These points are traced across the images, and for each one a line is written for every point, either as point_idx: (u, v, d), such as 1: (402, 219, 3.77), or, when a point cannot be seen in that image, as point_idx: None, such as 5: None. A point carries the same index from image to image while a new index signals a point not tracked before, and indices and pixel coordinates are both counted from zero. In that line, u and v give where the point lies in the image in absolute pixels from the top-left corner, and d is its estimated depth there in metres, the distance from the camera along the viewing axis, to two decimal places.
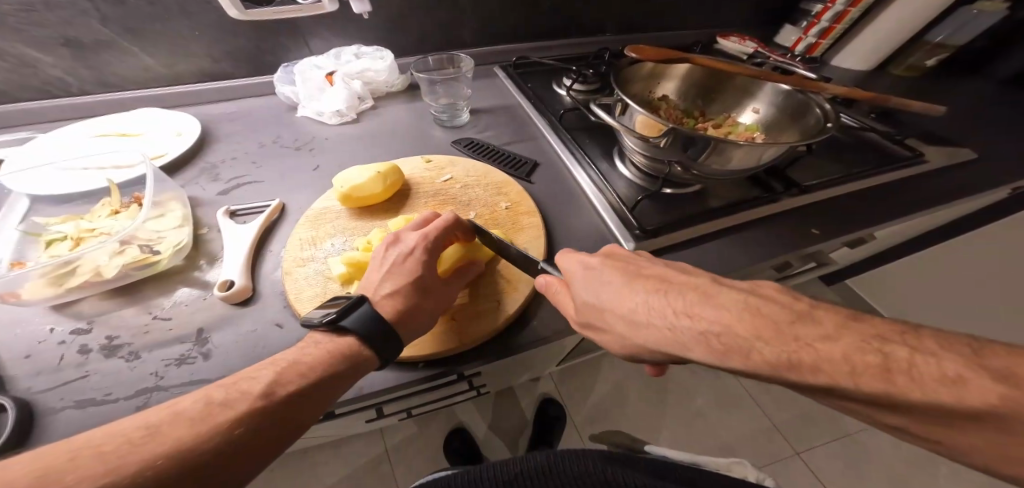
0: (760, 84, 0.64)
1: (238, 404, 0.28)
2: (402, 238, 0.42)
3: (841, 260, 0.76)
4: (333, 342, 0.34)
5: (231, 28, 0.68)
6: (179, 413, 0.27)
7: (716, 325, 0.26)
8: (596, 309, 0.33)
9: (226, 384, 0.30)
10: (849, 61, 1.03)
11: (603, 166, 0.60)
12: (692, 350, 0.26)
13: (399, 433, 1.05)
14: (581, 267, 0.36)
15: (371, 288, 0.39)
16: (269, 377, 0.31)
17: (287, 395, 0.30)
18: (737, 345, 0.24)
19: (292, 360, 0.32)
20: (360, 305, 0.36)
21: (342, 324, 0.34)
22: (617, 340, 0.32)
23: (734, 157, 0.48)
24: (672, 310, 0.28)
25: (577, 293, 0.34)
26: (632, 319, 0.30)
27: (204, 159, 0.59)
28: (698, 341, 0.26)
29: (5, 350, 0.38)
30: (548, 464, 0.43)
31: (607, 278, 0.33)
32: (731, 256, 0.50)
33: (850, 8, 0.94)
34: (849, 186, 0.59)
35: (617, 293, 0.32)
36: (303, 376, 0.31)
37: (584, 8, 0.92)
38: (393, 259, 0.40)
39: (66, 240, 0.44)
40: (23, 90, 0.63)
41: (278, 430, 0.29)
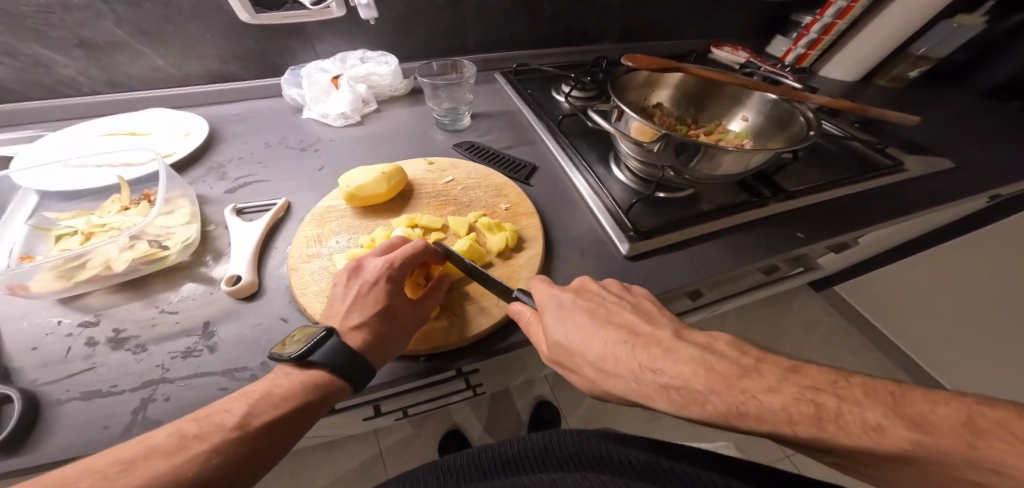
0: (749, 93, 0.66)
1: (212, 437, 0.28)
2: (365, 265, 0.41)
3: (829, 265, 0.78)
4: (304, 373, 0.34)
5: (241, 31, 0.69)
6: (152, 447, 0.27)
7: (676, 379, 0.30)
8: (574, 347, 0.35)
9: (198, 417, 0.30)
10: (836, 71, 1.08)
11: (599, 170, 0.62)
12: (656, 401, 0.30)
13: (394, 434, 1.05)
14: (554, 301, 0.38)
15: (337, 320, 0.38)
16: (243, 410, 0.31)
17: (257, 425, 0.30)
18: (695, 398, 0.28)
19: (265, 391, 0.32)
20: (328, 338, 0.36)
21: (311, 359, 0.34)
22: (584, 377, 0.35)
23: (723, 163, 0.51)
24: (637, 363, 0.33)
25: (550, 332, 0.36)
26: (602, 367, 0.34)
27: (211, 159, 0.60)
28: (662, 393, 0.30)
29: (13, 342, 0.39)
30: (544, 444, 0.43)
31: (589, 327, 0.36)
32: (722, 258, 0.52)
33: (837, 20, 0.99)
34: (833, 192, 0.62)
35: (591, 344, 0.35)
36: (278, 406, 0.32)
37: (584, 16, 0.95)
38: (355, 291, 0.40)
39: (76, 235, 0.45)
40: (33, 89, 0.64)
41: (253, 460, 0.30)
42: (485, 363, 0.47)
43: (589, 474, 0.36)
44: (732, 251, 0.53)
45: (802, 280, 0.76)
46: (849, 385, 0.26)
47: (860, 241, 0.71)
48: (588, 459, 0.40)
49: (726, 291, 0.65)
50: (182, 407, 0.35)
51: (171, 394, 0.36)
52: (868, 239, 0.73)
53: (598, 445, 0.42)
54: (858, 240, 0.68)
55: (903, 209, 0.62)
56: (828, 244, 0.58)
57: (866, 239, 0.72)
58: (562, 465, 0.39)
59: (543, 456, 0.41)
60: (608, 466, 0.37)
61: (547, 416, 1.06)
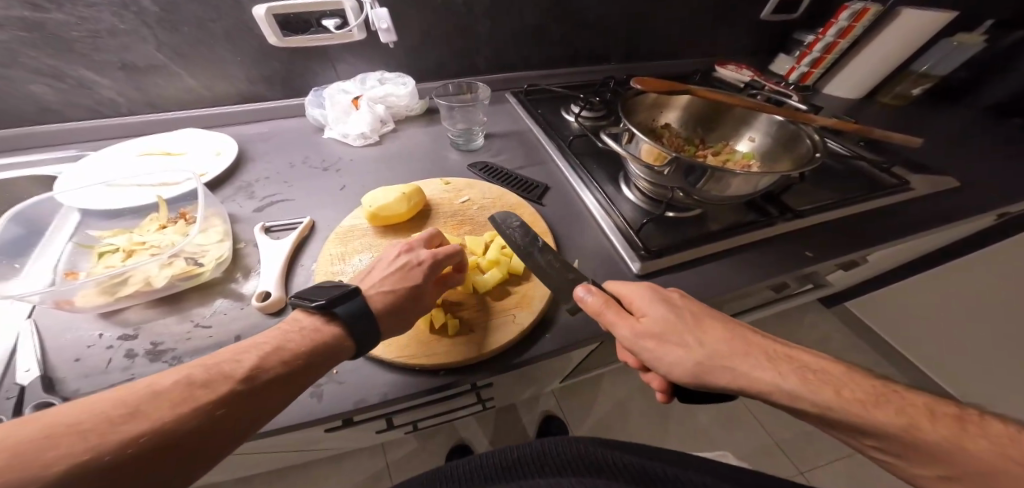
0: (756, 115, 0.68)
1: (221, 386, 0.28)
2: (415, 249, 0.45)
3: (838, 282, 0.79)
4: (315, 331, 0.35)
5: (269, 54, 0.74)
6: (158, 391, 0.26)
7: (787, 368, 0.34)
8: (678, 326, 0.37)
9: (206, 365, 0.29)
10: (840, 89, 1.10)
11: (609, 189, 0.64)
12: (782, 384, 0.32)
13: (401, 448, 1.05)
14: (661, 301, 0.39)
15: (369, 284, 0.41)
16: (253, 361, 0.30)
17: (264, 374, 0.30)
18: (807, 381, 0.33)
19: (276, 345, 0.32)
20: (353, 295, 0.37)
21: (334, 310, 0.36)
22: (683, 359, 0.35)
23: (732, 184, 0.52)
24: (753, 353, 0.35)
25: (663, 324, 0.37)
26: (720, 355, 0.35)
27: (240, 178, 0.63)
28: (788, 376, 0.33)
29: (55, 354, 0.39)
30: (543, 451, 0.43)
31: (682, 314, 0.38)
32: (732, 277, 0.53)
33: (839, 39, 1.02)
34: (840, 211, 0.63)
35: (688, 326, 0.37)
36: (286, 361, 0.32)
37: (591, 39, 0.98)
38: (401, 265, 0.43)
39: (118, 252, 0.48)
40: (76, 110, 0.69)
41: (261, 408, 0.29)
42: (501, 376, 0.48)
43: (587, 477, 0.36)
44: (740, 269, 0.54)
45: (811, 297, 0.76)
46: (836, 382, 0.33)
47: (868, 259, 0.71)
48: (584, 462, 0.40)
49: (733, 309, 0.66)
50: None
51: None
52: (876, 257, 0.73)
53: (595, 450, 0.42)
54: (867, 257, 0.69)
55: (910, 228, 0.63)
56: (837, 262, 0.59)
57: (875, 256, 0.72)
58: (561, 470, 0.39)
59: (543, 461, 0.40)
60: (605, 470, 0.37)
61: (554, 430, 1.06)
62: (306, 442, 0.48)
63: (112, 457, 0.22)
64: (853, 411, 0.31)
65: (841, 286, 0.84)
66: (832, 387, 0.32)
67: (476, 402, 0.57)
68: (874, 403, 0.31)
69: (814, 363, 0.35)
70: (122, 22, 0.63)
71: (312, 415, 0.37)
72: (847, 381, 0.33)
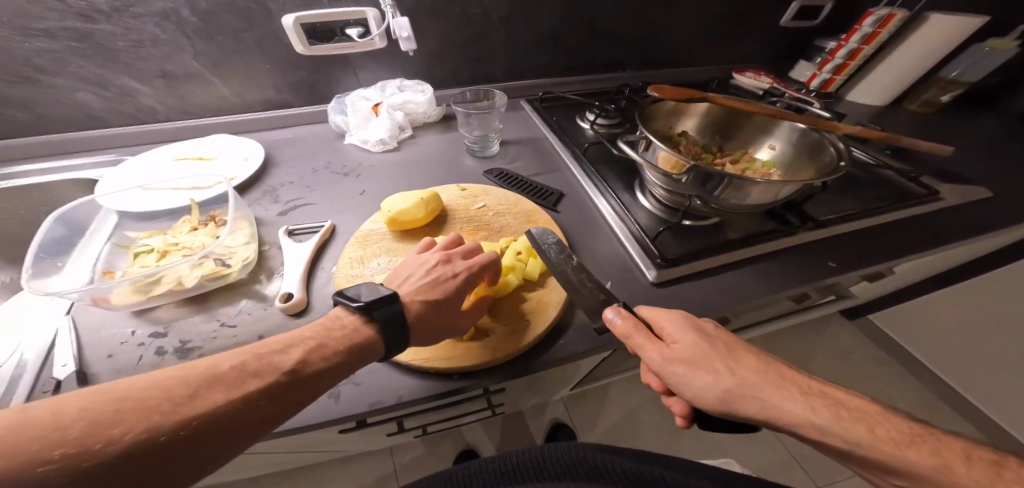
0: (776, 122, 0.67)
1: (270, 376, 0.29)
2: (452, 261, 0.45)
3: (861, 294, 0.76)
4: (355, 331, 0.36)
5: (297, 62, 0.77)
6: (215, 375, 0.27)
7: (820, 400, 0.34)
8: (707, 353, 0.37)
9: (259, 352, 0.30)
10: (863, 97, 1.08)
11: (624, 196, 0.64)
12: (817, 417, 0.33)
13: (409, 452, 1.05)
14: (692, 328, 0.39)
15: (405, 291, 0.41)
16: (299, 355, 0.31)
17: (306, 368, 0.31)
18: (839, 415, 0.33)
19: (321, 341, 0.33)
20: (392, 300, 0.38)
21: (373, 313, 0.37)
22: (711, 385, 0.35)
23: (751, 193, 0.51)
24: (785, 385, 0.35)
25: (693, 350, 0.37)
26: (749, 386, 0.35)
27: (265, 182, 0.66)
28: (821, 408, 0.33)
29: (91, 349, 0.41)
30: (543, 456, 0.42)
31: (713, 342, 0.38)
32: (750, 286, 0.52)
33: (863, 45, 1.00)
34: (864, 221, 0.61)
35: (718, 353, 0.37)
36: (328, 358, 0.32)
37: (607, 47, 0.99)
38: (436, 276, 0.43)
39: (152, 252, 0.50)
40: (118, 116, 0.73)
41: (300, 402, 0.30)
42: (514, 382, 0.49)
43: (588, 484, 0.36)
44: (759, 279, 0.53)
45: (831, 309, 0.74)
46: (869, 421, 0.33)
47: (894, 270, 0.69)
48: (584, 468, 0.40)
49: (751, 320, 0.64)
50: None
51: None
52: (902, 268, 0.70)
53: (595, 456, 0.42)
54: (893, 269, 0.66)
55: (939, 239, 0.61)
56: (862, 273, 0.57)
57: (901, 268, 0.69)
58: (560, 474, 0.39)
59: (542, 466, 0.40)
60: (603, 475, 0.38)
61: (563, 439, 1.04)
62: (320, 443, 0.49)
63: (168, 437, 0.24)
64: (883, 449, 0.31)
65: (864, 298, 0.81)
66: (865, 425, 0.32)
67: (487, 407, 0.57)
68: (908, 443, 0.31)
69: (846, 398, 0.35)
70: (163, 32, 0.67)
71: (329, 416, 0.38)
72: (882, 418, 0.33)
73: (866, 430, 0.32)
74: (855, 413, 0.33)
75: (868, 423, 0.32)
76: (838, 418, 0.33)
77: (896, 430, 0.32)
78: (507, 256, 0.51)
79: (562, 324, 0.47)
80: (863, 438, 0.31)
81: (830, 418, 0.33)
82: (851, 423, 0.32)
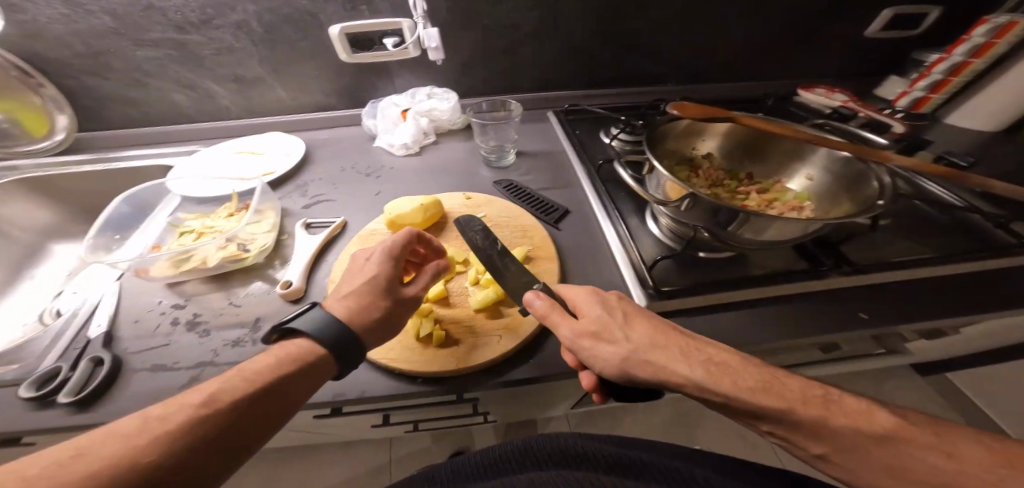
0: (814, 148, 0.60)
1: (178, 415, 0.27)
2: (369, 252, 0.47)
3: (923, 352, 0.64)
4: (280, 349, 0.35)
5: (343, 69, 0.84)
6: (111, 430, 0.25)
7: (715, 360, 0.33)
8: (609, 323, 0.37)
9: (163, 399, 0.28)
10: (967, 119, 0.90)
11: (631, 220, 0.60)
12: (698, 373, 0.32)
13: (405, 447, 1.06)
14: (596, 297, 0.39)
15: (334, 296, 0.42)
16: (214, 386, 0.30)
17: (230, 403, 0.29)
18: (729, 373, 0.32)
19: (241, 369, 0.32)
20: (313, 309, 0.39)
21: (291, 326, 0.37)
22: (613, 354, 0.35)
23: (769, 228, 0.46)
24: (683, 347, 0.35)
25: (592, 318, 0.37)
26: (646, 350, 0.34)
27: (300, 177, 0.73)
28: (706, 367, 0.33)
29: (130, 312, 0.50)
30: (525, 446, 0.42)
31: (616, 311, 0.38)
32: (760, 330, 0.46)
33: (972, 59, 0.84)
34: (926, 269, 0.51)
35: (619, 323, 0.37)
36: (251, 380, 0.31)
37: (647, 59, 0.94)
38: (357, 269, 0.45)
39: (193, 233, 0.59)
40: (198, 113, 0.86)
41: (234, 441, 0.28)
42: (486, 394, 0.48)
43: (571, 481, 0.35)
44: (770, 324, 0.47)
45: (879, 364, 0.63)
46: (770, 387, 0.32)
47: (961, 329, 0.57)
48: (567, 461, 0.38)
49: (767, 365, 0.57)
50: None
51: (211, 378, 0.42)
52: (973, 329, 0.58)
53: (574, 443, 0.41)
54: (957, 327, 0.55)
55: None
56: (909, 329, 0.48)
57: (971, 328, 0.57)
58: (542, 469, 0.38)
59: (523, 460, 0.39)
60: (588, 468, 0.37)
61: None
62: (303, 424, 0.52)
63: None
64: (749, 398, 0.31)
65: (928, 357, 0.68)
66: (736, 378, 0.32)
67: (472, 413, 0.57)
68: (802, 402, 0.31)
69: (711, 352, 0.34)
70: (237, 41, 0.77)
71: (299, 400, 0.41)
72: (761, 374, 0.33)
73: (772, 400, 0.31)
74: (755, 374, 0.33)
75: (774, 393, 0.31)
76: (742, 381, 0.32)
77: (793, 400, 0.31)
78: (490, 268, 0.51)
79: (534, 346, 0.46)
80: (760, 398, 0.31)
81: (713, 376, 0.32)
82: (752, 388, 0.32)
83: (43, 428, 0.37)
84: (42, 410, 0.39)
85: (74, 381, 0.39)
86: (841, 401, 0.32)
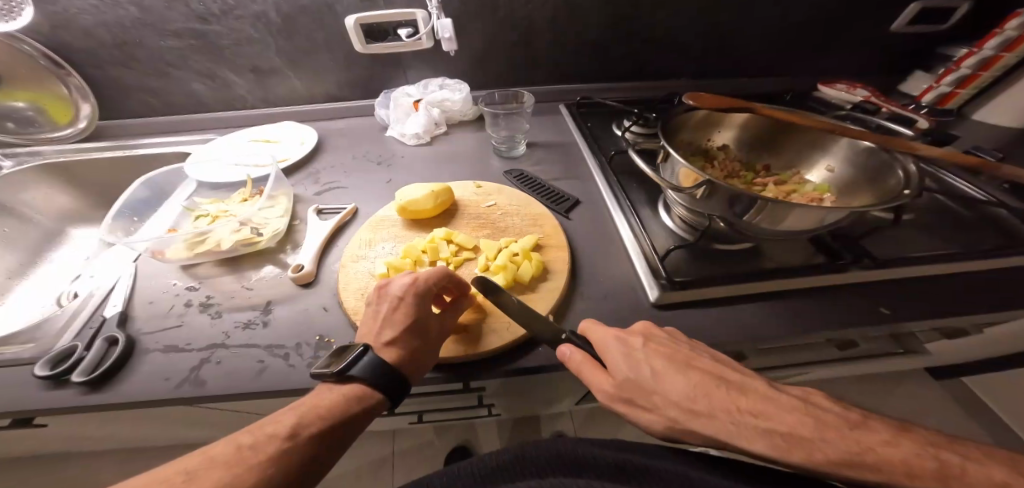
0: (835, 138, 0.58)
1: (268, 446, 0.31)
2: (391, 285, 0.44)
3: (943, 352, 0.62)
4: (347, 386, 0.37)
5: (358, 60, 0.85)
6: (213, 458, 0.29)
7: (780, 425, 0.30)
8: (642, 385, 0.35)
9: (252, 429, 0.32)
10: (996, 116, 0.87)
11: (644, 211, 0.60)
12: (756, 445, 0.29)
13: (408, 439, 1.06)
14: (622, 349, 0.37)
15: (372, 338, 0.40)
16: (294, 420, 0.33)
17: (310, 437, 0.32)
18: (795, 443, 0.29)
19: (314, 402, 0.35)
20: (364, 355, 0.38)
21: (350, 373, 0.36)
22: (654, 420, 0.34)
23: (787, 217, 0.45)
24: (735, 408, 0.32)
25: (622, 376, 0.36)
26: (689, 410, 0.33)
27: (313, 165, 0.74)
28: (763, 436, 0.29)
29: (145, 293, 0.51)
30: None
31: (651, 365, 0.36)
32: (775, 322, 0.45)
33: (1003, 53, 0.81)
34: (951, 265, 0.49)
35: (654, 384, 0.35)
36: (324, 417, 0.34)
37: (662, 52, 0.93)
38: (386, 308, 0.42)
39: (208, 217, 0.60)
40: (216, 102, 0.87)
41: (313, 473, 0.32)
42: (493, 383, 0.48)
43: None
44: (786, 318, 0.46)
45: (895, 363, 0.61)
46: (771, 417, 0.30)
47: (984, 327, 0.55)
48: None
49: (784, 361, 0.56)
50: (228, 371, 0.42)
51: (222, 359, 0.43)
52: (999, 329, 0.57)
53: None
54: (981, 326, 0.55)
55: None
56: (932, 325, 0.46)
57: (997, 328, 0.56)
58: None
59: None
60: None
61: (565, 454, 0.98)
62: None
63: None
64: (808, 465, 0.28)
65: (946, 358, 0.66)
66: (796, 447, 0.28)
67: (478, 403, 0.57)
68: (824, 436, 0.29)
69: (778, 418, 0.30)
70: (256, 32, 0.78)
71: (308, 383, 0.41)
72: (825, 434, 0.29)
73: (780, 431, 0.29)
74: (790, 419, 0.30)
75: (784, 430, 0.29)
76: (761, 425, 0.30)
77: (800, 425, 0.30)
78: (500, 255, 0.51)
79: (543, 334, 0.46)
80: (790, 444, 0.29)
81: (768, 445, 0.29)
82: (773, 437, 0.29)
83: (61, 407, 0.38)
84: (63, 387, 0.40)
85: (89, 359, 0.40)
86: (959, 471, 0.27)
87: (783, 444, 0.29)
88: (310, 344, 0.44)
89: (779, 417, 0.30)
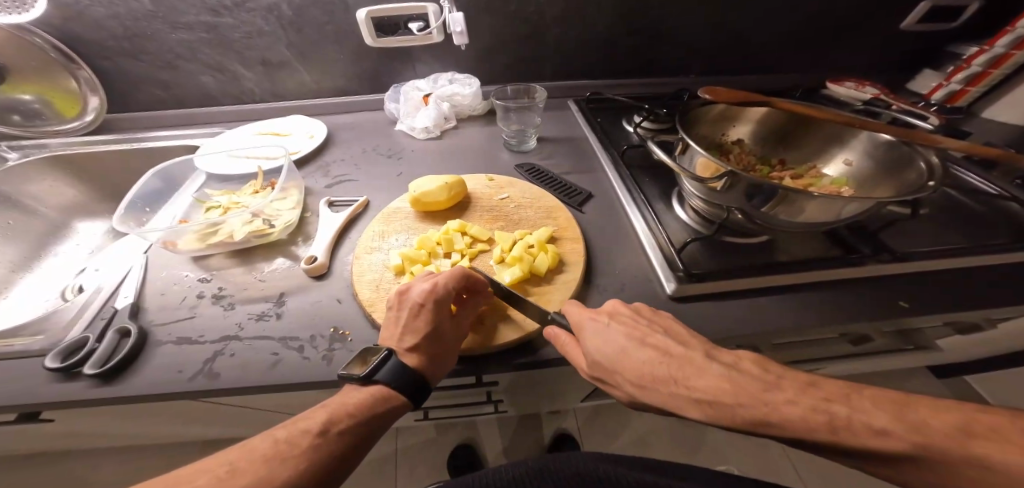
0: (855, 132, 0.58)
1: (303, 441, 0.31)
2: (412, 290, 0.42)
3: (954, 348, 0.62)
4: (365, 391, 0.36)
5: (368, 54, 0.84)
6: (252, 451, 0.29)
7: (709, 394, 0.30)
8: (606, 364, 0.36)
9: (286, 425, 0.32)
10: (1006, 114, 0.87)
11: (658, 205, 0.59)
12: (691, 413, 0.31)
13: (412, 436, 1.06)
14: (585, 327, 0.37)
15: (392, 342, 0.40)
16: (324, 417, 0.33)
17: (339, 434, 0.32)
18: (720, 410, 0.29)
19: (340, 402, 0.35)
20: (390, 358, 0.38)
21: (376, 378, 0.36)
22: (619, 392, 0.36)
23: (806, 209, 0.44)
24: (674, 379, 0.33)
25: (586, 354, 0.36)
26: (642, 385, 0.34)
27: (322, 158, 0.73)
28: (695, 406, 0.31)
29: (155, 285, 0.51)
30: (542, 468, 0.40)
31: (612, 341, 0.36)
32: (792, 315, 0.45)
33: (1014, 51, 0.81)
34: (968, 259, 0.49)
35: (614, 361, 0.35)
36: (351, 415, 0.34)
37: (672, 48, 0.92)
38: (406, 314, 0.41)
39: (219, 208, 0.60)
40: (224, 96, 0.87)
41: (341, 469, 0.32)
42: (505, 377, 0.47)
43: None
44: (802, 312, 0.45)
45: (906, 360, 0.61)
46: (700, 385, 0.31)
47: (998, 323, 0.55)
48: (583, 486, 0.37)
49: (796, 358, 0.56)
50: (241, 363, 0.41)
51: (235, 352, 0.42)
52: (1012, 326, 0.56)
53: (591, 465, 0.40)
54: (995, 322, 0.54)
55: None
56: (948, 320, 0.46)
57: (1010, 324, 0.56)
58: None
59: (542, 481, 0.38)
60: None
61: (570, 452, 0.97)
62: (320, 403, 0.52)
63: None
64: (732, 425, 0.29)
65: (956, 356, 0.66)
66: (721, 412, 0.29)
67: (488, 399, 0.57)
68: (748, 402, 0.29)
69: (709, 386, 0.31)
70: (267, 24, 0.77)
71: (321, 375, 0.40)
72: (749, 398, 0.29)
73: (705, 401, 0.30)
74: (715, 386, 0.31)
75: (708, 398, 0.30)
76: (689, 393, 0.31)
77: (726, 393, 0.30)
78: (516, 247, 0.50)
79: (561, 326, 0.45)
80: (715, 410, 0.30)
81: (699, 412, 0.31)
82: (696, 404, 0.31)
83: (71, 399, 0.38)
84: (75, 379, 0.39)
85: (101, 351, 0.40)
86: (849, 422, 0.26)
87: (707, 409, 0.30)
88: (323, 337, 0.44)
89: (708, 384, 0.31)
